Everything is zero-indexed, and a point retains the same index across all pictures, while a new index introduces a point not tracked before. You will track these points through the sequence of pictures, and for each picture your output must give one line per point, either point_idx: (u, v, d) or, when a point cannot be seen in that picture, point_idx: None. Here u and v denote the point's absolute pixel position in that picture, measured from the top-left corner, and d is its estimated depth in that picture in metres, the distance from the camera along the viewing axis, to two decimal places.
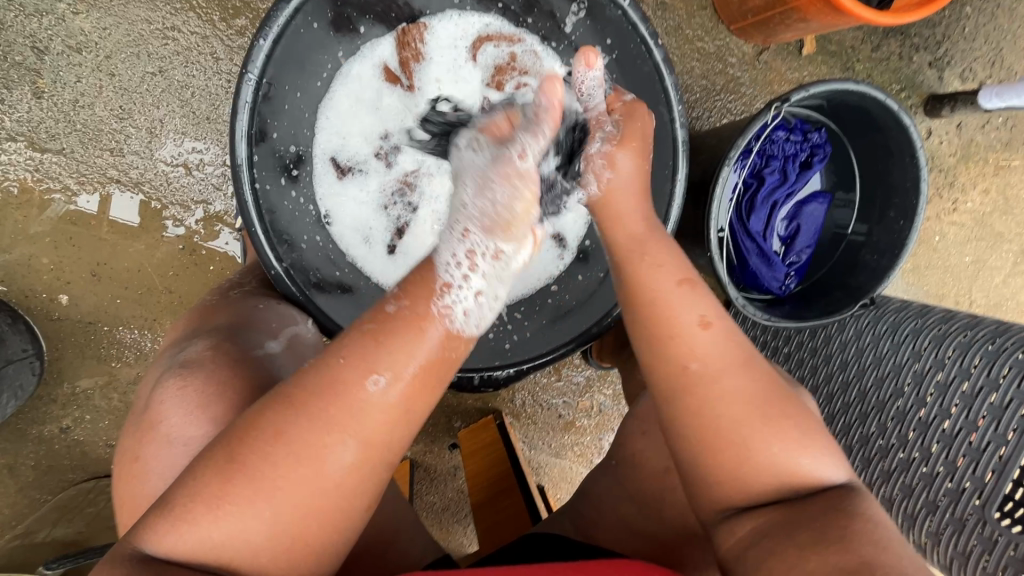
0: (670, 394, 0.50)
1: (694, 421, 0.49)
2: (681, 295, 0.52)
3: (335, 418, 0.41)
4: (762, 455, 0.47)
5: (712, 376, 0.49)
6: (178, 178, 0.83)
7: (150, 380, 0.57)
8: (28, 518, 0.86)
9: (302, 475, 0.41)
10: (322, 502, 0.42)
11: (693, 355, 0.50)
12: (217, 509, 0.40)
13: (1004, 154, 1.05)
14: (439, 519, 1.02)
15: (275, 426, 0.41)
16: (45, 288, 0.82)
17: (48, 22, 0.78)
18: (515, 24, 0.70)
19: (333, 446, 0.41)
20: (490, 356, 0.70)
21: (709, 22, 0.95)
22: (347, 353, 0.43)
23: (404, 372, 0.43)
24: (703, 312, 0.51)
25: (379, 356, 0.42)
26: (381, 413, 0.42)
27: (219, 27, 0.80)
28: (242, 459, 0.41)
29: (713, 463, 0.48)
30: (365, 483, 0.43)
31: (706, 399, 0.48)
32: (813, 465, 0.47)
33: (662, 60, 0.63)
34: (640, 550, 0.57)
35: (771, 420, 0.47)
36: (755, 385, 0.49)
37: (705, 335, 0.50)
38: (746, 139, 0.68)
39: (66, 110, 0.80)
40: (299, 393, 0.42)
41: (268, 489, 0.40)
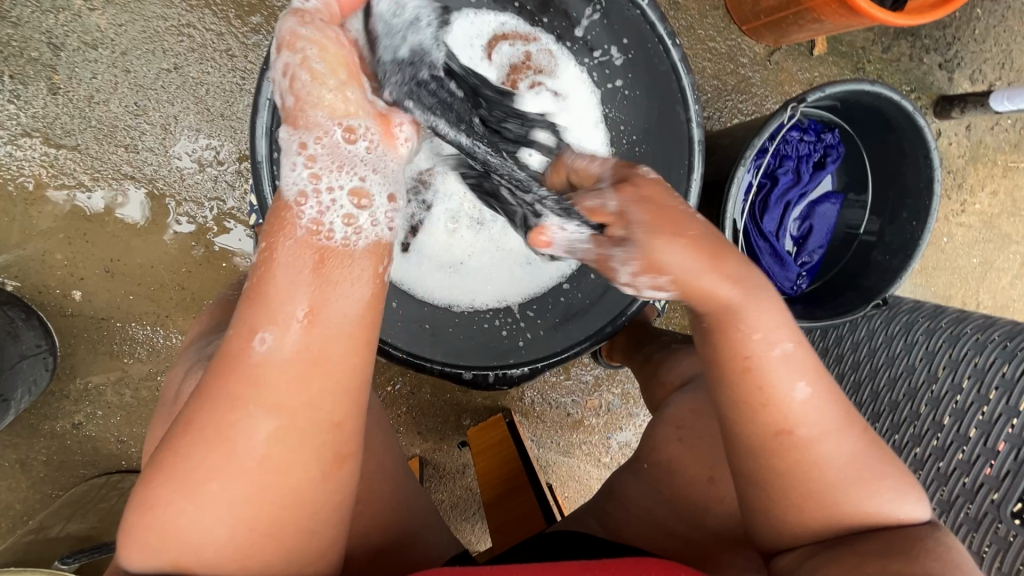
0: (762, 455, 0.45)
1: (791, 482, 0.45)
2: (783, 361, 0.45)
3: (234, 391, 0.39)
4: (852, 510, 0.45)
5: (814, 441, 0.45)
6: (192, 175, 0.83)
7: (178, 372, 0.57)
8: (39, 513, 0.86)
9: (218, 460, 0.39)
10: (258, 490, 0.39)
11: (796, 422, 0.45)
12: (151, 509, 0.39)
13: (1012, 155, 1.06)
14: (447, 516, 1.02)
15: (187, 417, 0.40)
16: (58, 284, 0.82)
17: (64, 19, 0.78)
18: (530, 23, 0.70)
19: (248, 422, 0.39)
20: (507, 353, 0.71)
21: (721, 22, 0.95)
22: (239, 325, 0.40)
23: (294, 323, 0.40)
24: (807, 373, 0.46)
25: (261, 315, 0.40)
26: (283, 372, 0.39)
27: (235, 24, 0.80)
28: (171, 454, 0.39)
29: (791, 508, 0.45)
30: (311, 457, 0.40)
31: (806, 467, 0.44)
32: (904, 513, 0.45)
33: (679, 60, 0.63)
34: (671, 552, 0.57)
35: (871, 475, 0.45)
36: (858, 445, 0.46)
37: (806, 402, 0.45)
38: (762, 138, 0.68)
39: (80, 107, 0.80)
40: (205, 380, 0.40)
41: (190, 480, 0.39)
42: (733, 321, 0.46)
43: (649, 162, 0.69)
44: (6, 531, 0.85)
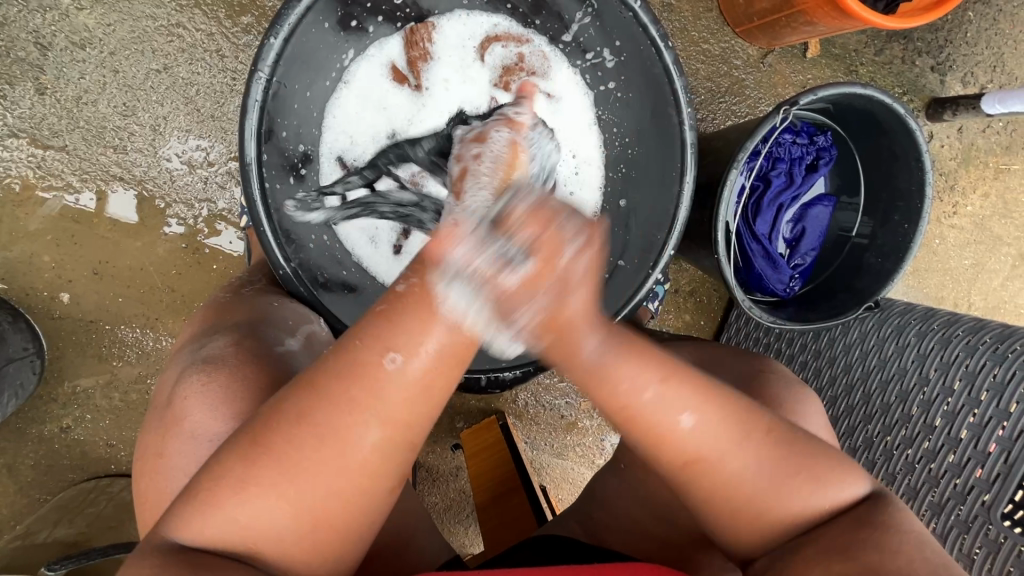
0: (677, 483, 0.46)
1: (705, 501, 0.46)
2: (665, 398, 0.43)
3: (357, 399, 0.40)
4: (784, 513, 0.45)
5: (719, 463, 0.44)
6: (182, 176, 0.82)
7: (170, 375, 0.57)
8: (26, 518, 0.85)
9: (323, 458, 0.40)
10: (347, 488, 0.41)
11: (693, 453, 0.44)
12: (244, 492, 0.40)
13: (1004, 158, 1.06)
14: (440, 518, 1.02)
15: (299, 409, 0.40)
16: (46, 286, 0.82)
17: (52, 18, 0.77)
18: (523, 25, 0.70)
19: (357, 428, 0.40)
20: (497, 357, 0.68)
21: (714, 24, 0.95)
22: (364, 335, 0.41)
23: (428, 353, 0.41)
24: (689, 402, 0.44)
25: (397, 335, 0.40)
26: (405, 390, 0.40)
27: (225, 24, 0.80)
28: (267, 441, 0.40)
29: (729, 522, 0.46)
30: (391, 463, 0.42)
31: (718, 492, 0.45)
32: (837, 493, 0.46)
33: (673, 62, 0.63)
34: (650, 552, 0.57)
35: (784, 481, 0.45)
36: (759, 457, 0.45)
37: (693, 430, 0.44)
38: (754, 142, 0.68)
39: (68, 107, 0.79)
40: (319, 376, 0.41)
41: (292, 473, 0.40)
42: (600, 379, 0.43)
43: (641, 165, 0.69)
44: None
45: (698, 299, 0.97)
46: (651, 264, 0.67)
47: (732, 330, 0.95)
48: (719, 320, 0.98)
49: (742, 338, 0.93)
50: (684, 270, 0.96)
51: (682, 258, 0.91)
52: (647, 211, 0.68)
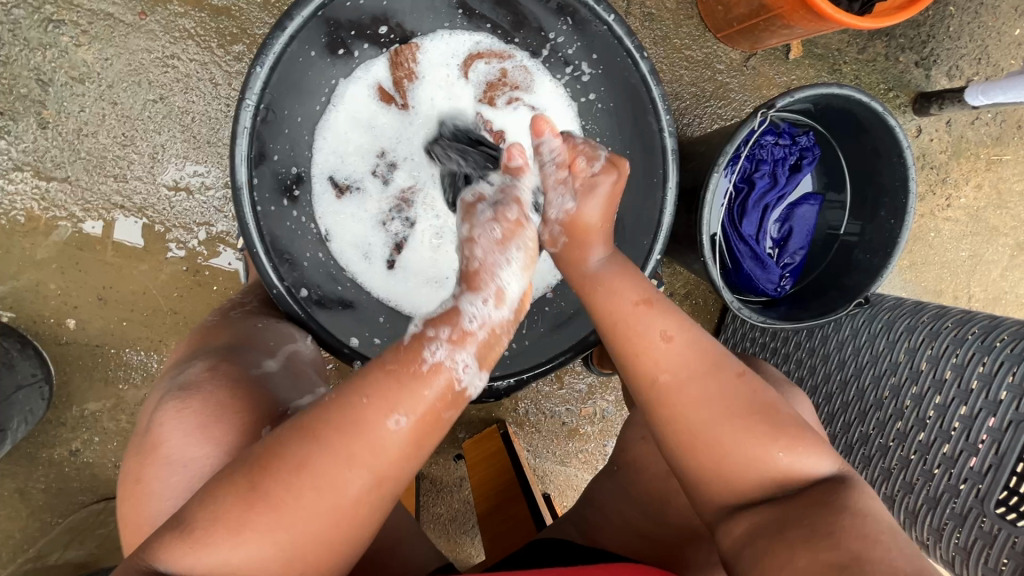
0: (648, 408, 0.53)
1: (673, 431, 0.51)
2: (642, 313, 0.54)
3: (356, 454, 0.43)
4: (742, 452, 0.49)
5: (681, 385, 0.51)
6: (180, 202, 0.85)
7: (151, 402, 0.58)
8: (39, 541, 0.86)
9: (319, 504, 0.42)
10: (338, 530, 0.43)
11: (663, 367, 0.52)
12: (238, 535, 0.41)
13: (995, 149, 1.06)
14: (447, 530, 1.02)
15: (299, 458, 0.42)
16: (53, 313, 0.84)
17: (52, 55, 0.80)
18: (504, 42, 0.72)
19: (354, 479, 0.43)
20: (490, 367, 0.70)
21: (696, 30, 0.97)
22: (368, 392, 0.44)
23: (424, 411, 0.45)
24: (667, 326, 0.53)
25: (400, 396, 0.44)
26: (399, 449, 0.44)
27: (218, 54, 0.82)
28: (265, 485, 0.42)
29: (690, 458, 0.51)
30: (376, 508, 0.45)
31: (683, 413, 0.51)
32: (801, 462, 0.49)
33: (649, 72, 0.64)
34: (642, 554, 0.58)
35: (748, 427, 0.49)
36: (724, 388, 0.51)
37: (667, 347, 0.53)
38: (733, 146, 0.70)
39: (70, 139, 0.82)
40: (319, 425, 0.43)
41: (290, 517, 0.42)
42: (595, 291, 0.57)
43: (627, 171, 0.71)
44: (9, 557, 0.86)
45: (694, 301, 0.97)
46: (639, 269, 0.69)
47: (730, 330, 0.95)
48: (715, 321, 0.98)
49: (740, 339, 0.94)
50: (679, 273, 0.97)
51: (674, 261, 0.92)
52: (634, 216, 0.70)
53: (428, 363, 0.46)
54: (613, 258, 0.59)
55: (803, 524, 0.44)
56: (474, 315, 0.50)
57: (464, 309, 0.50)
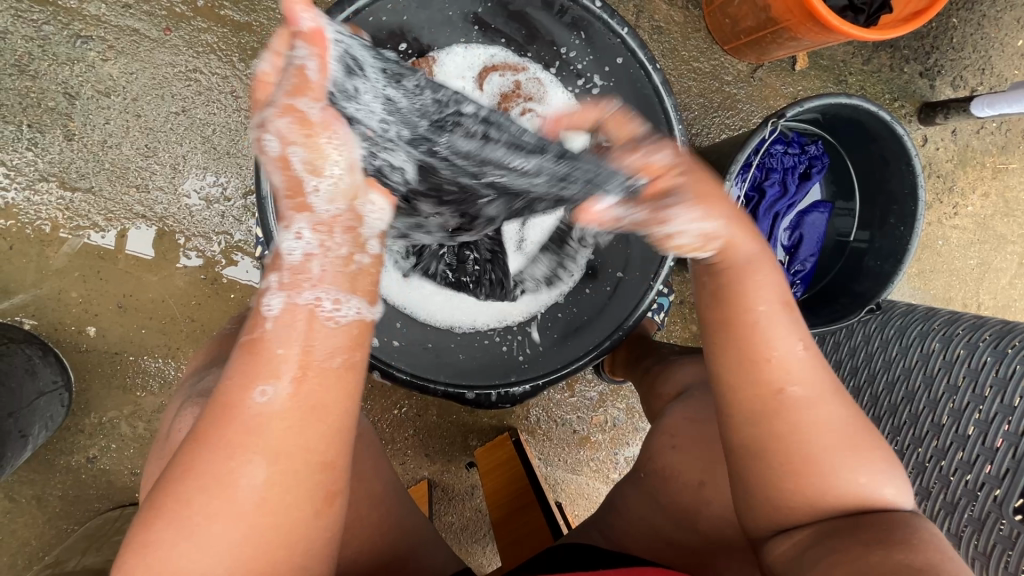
0: (765, 414, 0.48)
1: (783, 440, 0.47)
2: (780, 321, 0.49)
3: (236, 442, 0.39)
4: (843, 478, 0.47)
5: (807, 404, 0.47)
6: (200, 211, 0.87)
7: (172, 408, 0.59)
8: (55, 548, 0.87)
9: (212, 507, 0.38)
10: (254, 531, 0.39)
11: (791, 380, 0.48)
12: (143, 558, 0.37)
13: (1000, 158, 1.07)
14: (458, 538, 1.02)
15: (181, 464, 0.39)
16: (74, 320, 0.85)
17: (79, 70, 0.82)
18: (519, 55, 0.74)
19: (243, 468, 0.38)
20: (506, 372, 0.72)
21: (704, 43, 0.99)
22: (231, 374, 0.40)
23: (293, 373, 0.40)
24: (804, 339, 0.49)
25: (258, 368, 0.40)
26: (280, 421, 0.39)
27: (239, 67, 0.85)
28: (157, 501, 0.38)
29: (789, 477, 0.47)
30: (291, 499, 0.39)
31: (803, 427, 0.47)
32: (894, 492, 0.47)
33: (660, 82, 0.66)
34: (672, 559, 0.58)
35: (860, 448, 0.48)
36: (844, 413, 0.48)
37: (801, 359, 0.48)
38: (744, 155, 0.72)
39: (94, 151, 0.84)
40: (198, 428, 0.40)
41: (187, 530, 0.38)
42: (732, 275, 0.51)
43: None
44: (24, 565, 0.86)
45: None
46: (652, 275, 0.69)
47: None
48: None
49: None
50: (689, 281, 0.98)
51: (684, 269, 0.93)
52: None
53: (271, 320, 0.41)
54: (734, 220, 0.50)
55: (888, 529, 0.44)
56: (297, 246, 0.42)
57: (285, 246, 0.42)
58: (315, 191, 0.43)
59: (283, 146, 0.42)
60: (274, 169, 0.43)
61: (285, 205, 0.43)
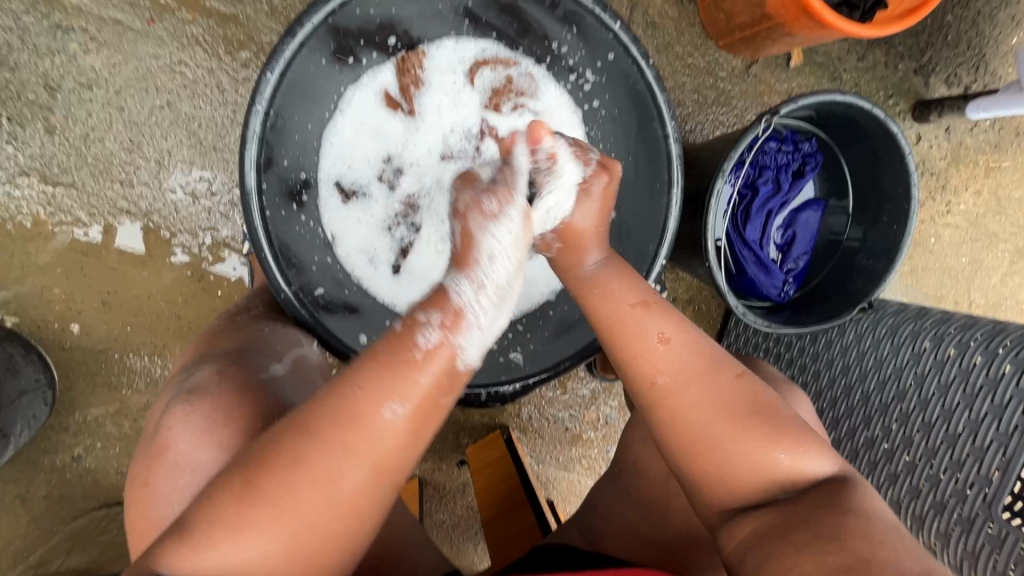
0: (650, 413, 0.53)
1: (674, 434, 0.51)
2: (640, 316, 0.54)
3: (350, 444, 0.43)
4: (731, 449, 0.49)
5: (681, 390, 0.51)
6: (186, 207, 0.85)
7: (159, 408, 0.58)
8: (40, 548, 0.86)
9: (314, 499, 0.43)
10: (336, 524, 0.44)
11: (659, 370, 0.52)
12: (238, 534, 0.42)
13: (993, 156, 1.07)
14: (449, 536, 1.02)
15: (293, 455, 0.43)
16: (57, 318, 0.84)
17: (60, 62, 0.80)
18: (510, 48, 0.72)
19: (351, 470, 0.43)
20: (495, 372, 0.70)
21: (698, 39, 0.98)
22: (364, 384, 0.44)
23: (419, 399, 0.45)
24: (663, 330, 0.53)
25: (394, 386, 0.44)
26: (396, 438, 0.45)
27: (225, 60, 0.83)
28: (262, 483, 0.42)
29: (685, 454, 0.51)
30: (375, 500, 0.45)
31: (682, 420, 0.51)
32: (796, 461, 0.49)
33: (654, 79, 0.66)
34: (643, 557, 0.59)
35: (743, 421, 0.50)
36: (722, 385, 0.51)
37: (663, 349, 0.53)
38: (738, 151, 0.71)
39: (77, 145, 0.82)
40: (315, 423, 0.44)
41: (285, 515, 0.42)
42: (587, 297, 0.57)
43: (631, 179, 0.71)
44: (7, 566, 0.85)
45: (697, 306, 0.98)
46: (644, 274, 0.69)
47: (732, 337, 0.96)
48: (719, 328, 0.98)
49: (742, 344, 0.94)
50: (682, 279, 0.97)
51: (677, 267, 0.93)
52: (639, 223, 0.70)
53: (423, 349, 0.46)
54: (609, 259, 0.59)
55: (814, 522, 0.45)
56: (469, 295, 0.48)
57: (450, 284, 0.49)
58: (483, 248, 0.50)
59: (499, 219, 0.51)
60: (475, 225, 0.50)
61: (470, 254, 0.50)
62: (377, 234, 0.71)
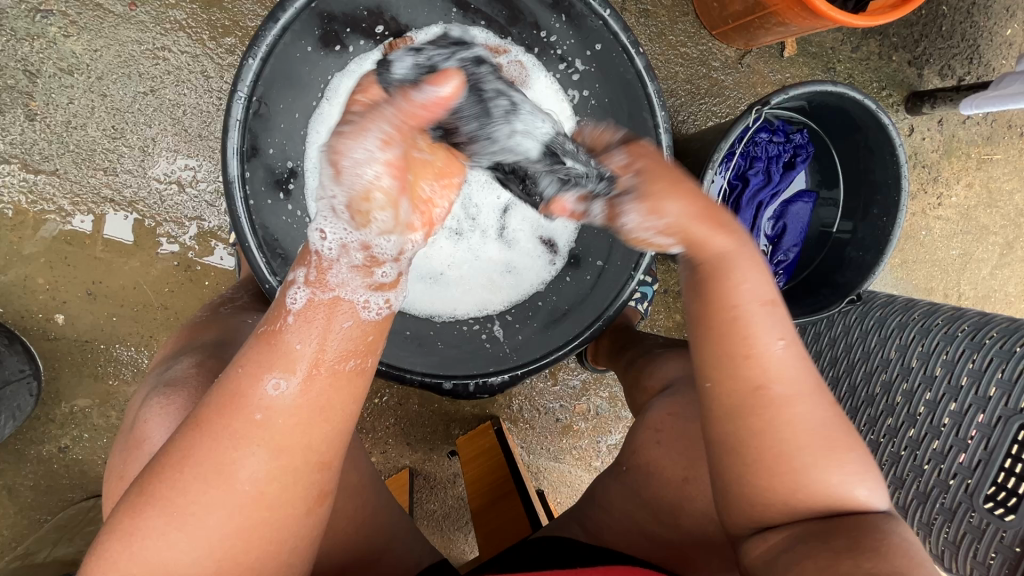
0: (744, 411, 0.47)
1: (756, 438, 0.46)
2: (764, 315, 0.47)
3: (237, 432, 0.40)
4: (815, 477, 0.47)
5: (790, 401, 0.46)
6: (172, 195, 0.84)
7: (137, 400, 0.58)
8: (28, 538, 0.85)
9: (212, 496, 0.39)
10: (247, 522, 0.40)
11: (773, 379, 0.46)
12: (131, 542, 0.39)
13: (985, 148, 1.07)
14: (440, 527, 1.02)
15: (180, 452, 0.40)
16: (42, 308, 0.83)
17: (39, 46, 0.79)
18: (500, 35, 0.70)
19: (244, 459, 0.40)
20: (485, 362, 0.70)
21: (691, 27, 0.97)
22: (246, 362, 0.41)
23: (306, 370, 0.41)
24: (787, 334, 0.47)
25: (274, 359, 0.40)
26: (288, 416, 0.40)
27: (209, 46, 0.81)
28: (148, 488, 0.39)
29: (760, 472, 0.47)
30: (291, 492, 0.41)
31: (781, 428, 0.46)
32: (868, 494, 0.47)
33: (644, 68, 0.65)
34: (650, 552, 0.59)
35: (836, 448, 0.47)
36: (826, 411, 0.47)
37: (785, 358, 0.47)
38: (728, 142, 0.70)
39: (58, 132, 0.81)
40: (199, 413, 0.41)
41: (179, 517, 0.39)
42: (719, 272, 0.48)
43: None
44: None
45: None
46: (633, 265, 0.69)
47: None
48: None
49: None
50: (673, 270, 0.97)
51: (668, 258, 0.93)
52: None
53: (292, 313, 0.42)
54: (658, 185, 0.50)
55: (854, 535, 0.44)
56: (320, 242, 0.43)
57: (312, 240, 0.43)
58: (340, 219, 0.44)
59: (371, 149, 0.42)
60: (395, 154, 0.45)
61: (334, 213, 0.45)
62: None
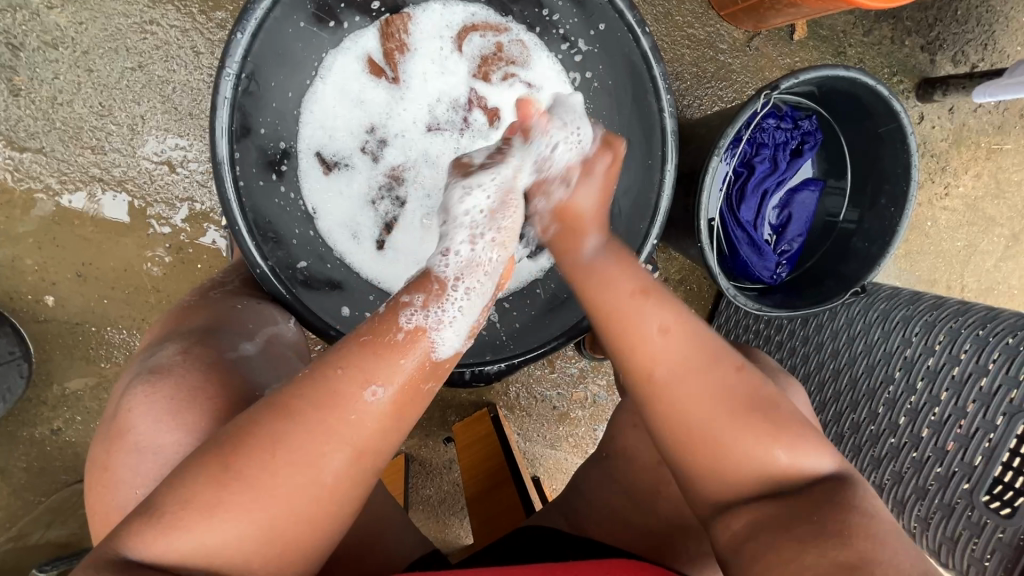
0: (644, 399, 0.49)
1: (664, 422, 0.48)
2: (638, 305, 0.49)
3: (332, 425, 0.41)
4: (735, 453, 0.47)
5: (673, 384, 0.48)
6: (162, 176, 0.82)
7: (120, 386, 0.56)
8: (23, 519, 0.85)
9: (298, 481, 0.41)
10: (316, 509, 0.41)
11: (659, 362, 0.48)
12: (213, 515, 0.39)
13: (996, 138, 1.05)
14: (435, 511, 1.02)
15: (271, 436, 0.41)
16: (31, 289, 0.81)
17: (22, 18, 0.76)
18: (501, 14, 0.68)
19: (333, 452, 0.41)
20: (481, 350, 0.68)
21: (699, 8, 0.94)
22: (346, 364, 0.42)
23: (404, 383, 0.43)
24: (664, 320, 0.49)
25: (377, 367, 0.42)
26: (381, 418, 0.43)
27: (199, 20, 0.79)
28: (235, 467, 0.40)
29: (681, 451, 0.48)
30: (359, 483, 0.43)
31: (677, 413, 0.48)
32: (806, 461, 0.48)
33: (650, 48, 0.62)
34: (633, 545, 0.58)
35: (746, 426, 0.47)
36: (722, 386, 0.48)
37: (665, 339, 0.49)
38: (734, 127, 0.68)
39: (43, 108, 0.78)
40: (294, 402, 0.42)
41: (265, 498, 0.40)
42: (594, 284, 0.51)
43: (623, 155, 0.68)
44: None
45: (688, 287, 0.96)
46: (633, 253, 0.67)
47: (723, 317, 0.94)
48: (710, 308, 0.97)
49: (734, 326, 0.93)
50: (674, 259, 0.96)
51: (669, 246, 0.91)
52: (631, 199, 0.67)
53: (403, 331, 0.44)
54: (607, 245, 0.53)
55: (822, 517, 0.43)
56: (442, 274, 0.47)
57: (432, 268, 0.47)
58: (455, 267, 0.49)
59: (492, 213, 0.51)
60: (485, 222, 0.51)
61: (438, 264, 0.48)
62: (358, 209, 0.69)
